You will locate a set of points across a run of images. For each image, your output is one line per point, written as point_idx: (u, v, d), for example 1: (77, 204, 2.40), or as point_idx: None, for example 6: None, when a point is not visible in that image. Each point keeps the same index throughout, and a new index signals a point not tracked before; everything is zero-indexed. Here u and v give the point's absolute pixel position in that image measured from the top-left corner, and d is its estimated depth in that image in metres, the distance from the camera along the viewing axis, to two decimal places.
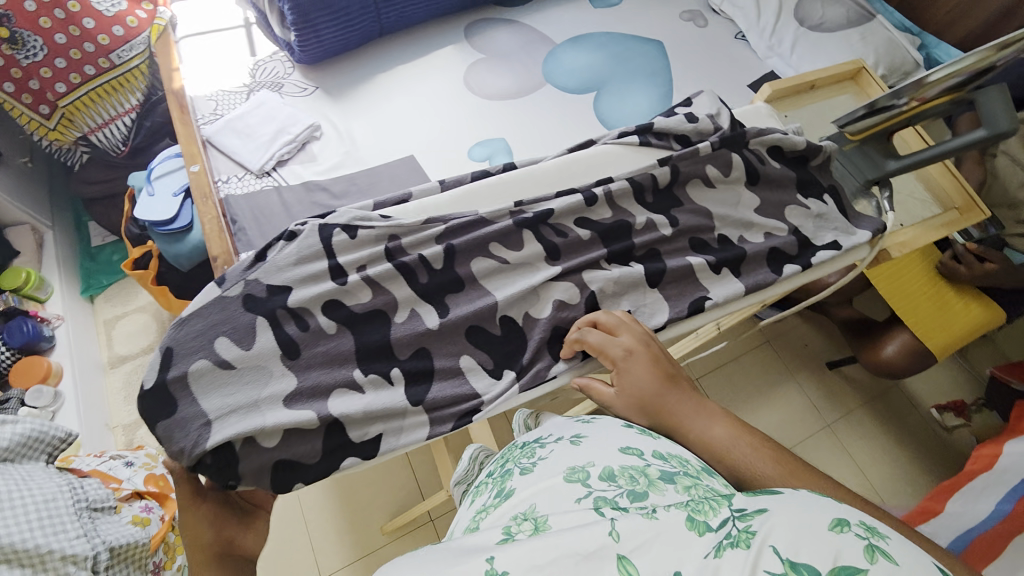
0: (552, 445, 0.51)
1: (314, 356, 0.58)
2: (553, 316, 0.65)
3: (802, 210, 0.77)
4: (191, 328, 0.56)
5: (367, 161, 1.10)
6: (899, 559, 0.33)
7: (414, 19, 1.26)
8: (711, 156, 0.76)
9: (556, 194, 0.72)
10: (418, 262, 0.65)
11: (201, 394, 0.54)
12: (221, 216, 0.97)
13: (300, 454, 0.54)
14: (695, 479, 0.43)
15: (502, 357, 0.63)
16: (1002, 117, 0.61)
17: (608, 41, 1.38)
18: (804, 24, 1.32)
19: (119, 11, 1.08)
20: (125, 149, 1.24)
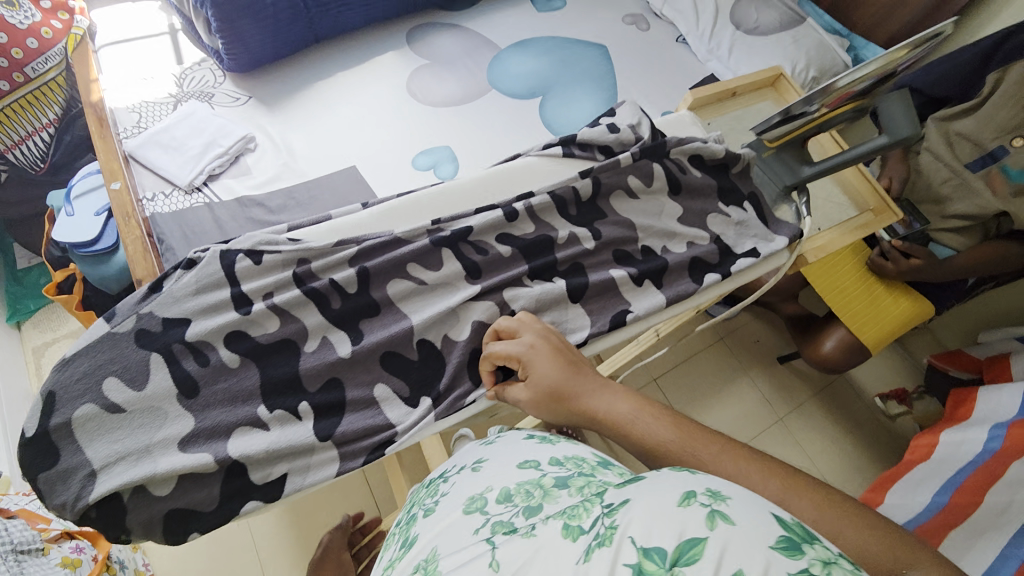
0: (456, 477, 0.56)
1: (215, 393, 0.56)
2: (471, 339, 0.64)
3: (722, 218, 0.78)
4: (75, 370, 0.54)
5: (306, 174, 1.07)
6: (737, 519, 0.36)
7: (350, 24, 1.23)
8: (632, 166, 0.77)
9: (476, 211, 0.70)
10: (330, 288, 0.63)
11: (87, 442, 0.52)
12: (146, 235, 0.92)
13: (196, 502, 0.53)
14: (587, 477, 0.50)
15: (419, 383, 0.63)
16: (905, 123, 0.62)
17: (553, 45, 1.37)
18: (740, 28, 1.36)
19: (33, 22, 1.00)
20: (44, 167, 1.15)
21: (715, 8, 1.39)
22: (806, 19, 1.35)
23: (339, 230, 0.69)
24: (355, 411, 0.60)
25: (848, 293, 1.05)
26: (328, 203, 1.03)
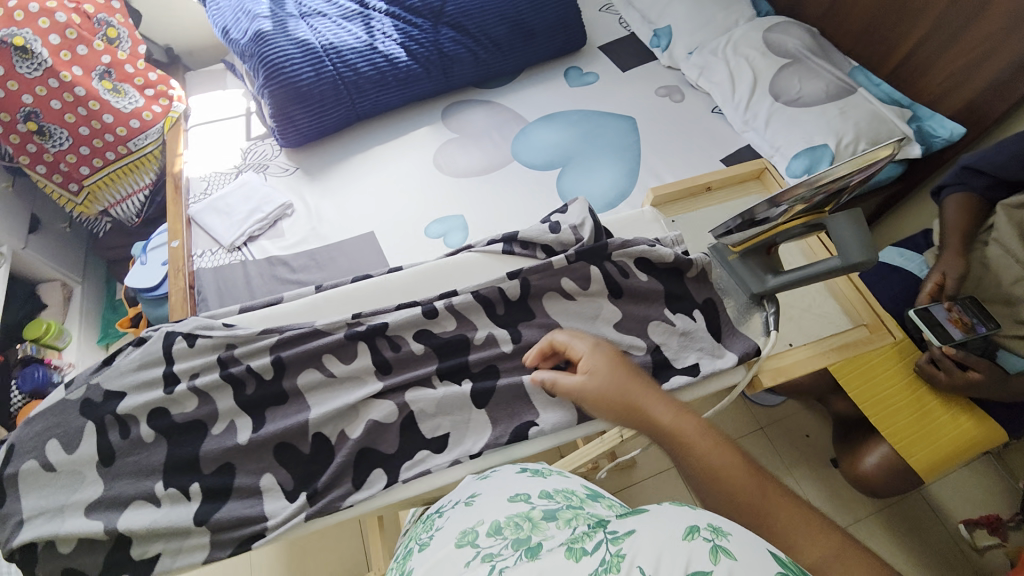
0: (450, 511, 0.56)
1: (125, 464, 0.64)
2: (362, 439, 0.67)
3: (667, 326, 0.77)
4: (32, 428, 0.65)
5: (328, 238, 1.18)
6: (737, 554, 0.41)
7: (389, 105, 1.35)
8: (566, 268, 0.78)
9: (395, 308, 0.75)
10: (246, 373, 0.69)
11: (25, 492, 0.62)
12: (188, 286, 1.07)
13: (84, 565, 0.60)
14: (577, 509, 0.52)
15: (301, 477, 0.65)
16: (855, 247, 0.59)
17: (580, 118, 1.39)
18: (779, 100, 1.27)
19: (136, 107, 1.28)
20: (138, 221, 1.41)
21: (754, 79, 1.32)
22: (858, 88, 1.24)
23: (280, 318, 0.78)
24: (236, 499, 0.64)
25: (891, 401, 0.90)
26: (346, 266, 1.12)
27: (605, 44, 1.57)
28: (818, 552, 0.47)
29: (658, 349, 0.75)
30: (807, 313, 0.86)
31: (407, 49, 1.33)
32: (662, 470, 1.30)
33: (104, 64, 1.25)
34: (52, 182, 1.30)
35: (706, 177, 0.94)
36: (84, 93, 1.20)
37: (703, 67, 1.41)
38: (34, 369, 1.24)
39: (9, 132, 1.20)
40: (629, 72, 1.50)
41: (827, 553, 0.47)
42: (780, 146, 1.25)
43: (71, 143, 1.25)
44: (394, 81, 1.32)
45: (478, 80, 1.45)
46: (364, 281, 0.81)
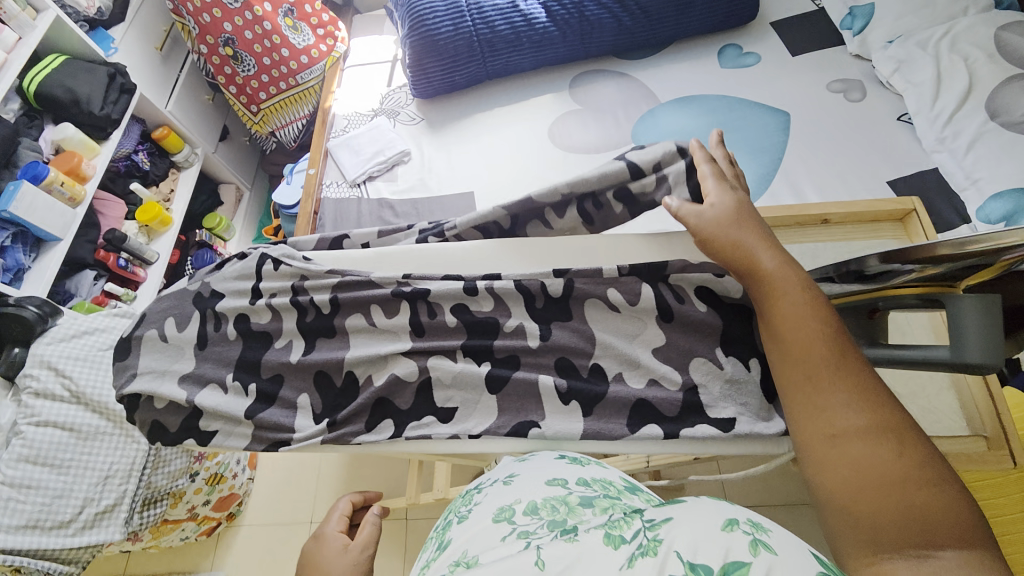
0: (488, 487, 0.56)
1: (213, 349, 0.80)
2: (381, 388, 0.74)
3: (712, 366, 0.72)
4: (162, 304, 0.84)
5: (433, 190, 1.25)
6: (778, 550, 0.36)
7: (519, 67, 1.35)
8: (616, 280, 0.76)
9: (442, 278, 0.80)
10: (309, 304, 0.80)
11: (144, 352, 0.81)
12: (312, 212, 1.24)
13: (168, 421, 0.77)
14: (612, 500, 0.48)
15: (331, 404, 0.75)
16: (972, 342, 0.50)
17: (721, 105, 1.22)
18: (996, 119, 0.98)
19: (307, 45, 1.49)
20: (293, 145, 1.68)
21: (970, 85, 1.01)
22: None
23: (348, 263, 0.87)
24: (277, 405, 0.76)
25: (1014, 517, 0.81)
26: (441, 218, 1.19)
27: (779, 21, 1.33)
28: (855, 422, 0.48)
29: (693, 389, 0.71)
30: (908, 399, 0.72)
31: (548, 10, 1.29)
32: None
33: (290, 4, 1.45)
34: (238, 101, 1.58)
35: (824, 208, 0.80)
36: (270, 28, 1.41)
37: (901, 61, 1.12)
38: (205, 252, 1.57)
39: (212, 54, 1.47)
40: (800, 57, 1.26)
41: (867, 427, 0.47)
42: (979, 177, 0.96)
43: (255, 71, 1.49)
44: (528, 43, 1.30)
45: (617, 50, 1.36)
46: (431, 245, 0.87)
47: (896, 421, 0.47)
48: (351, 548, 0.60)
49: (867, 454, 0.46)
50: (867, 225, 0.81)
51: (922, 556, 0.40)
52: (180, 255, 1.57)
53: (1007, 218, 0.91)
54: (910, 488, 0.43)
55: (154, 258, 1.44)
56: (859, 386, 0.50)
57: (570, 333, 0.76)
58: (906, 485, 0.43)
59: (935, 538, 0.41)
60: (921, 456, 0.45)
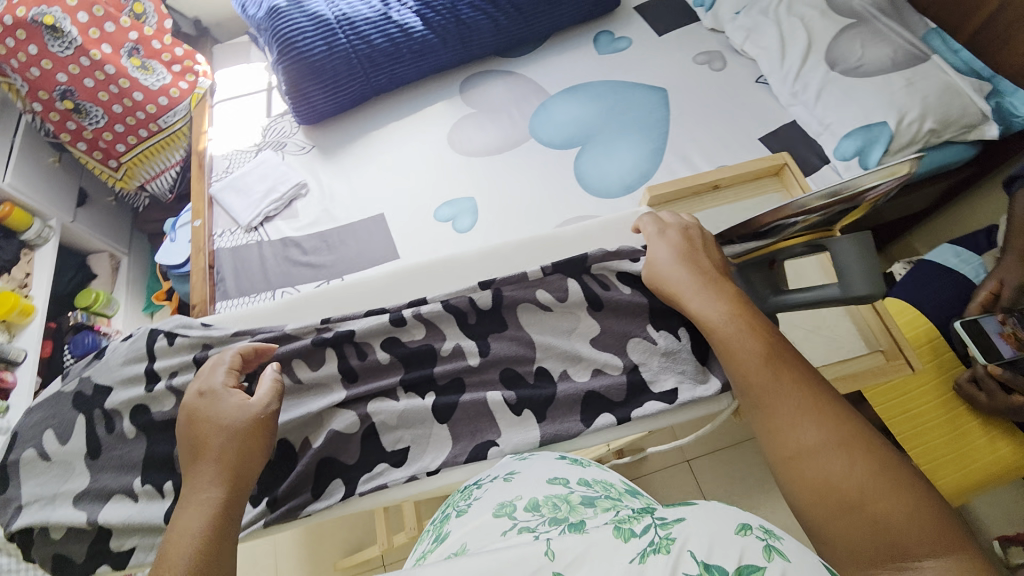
0: (488, 483, 0.54)
1: (112, 453, 0.69)
2: (322, 447, 0.71)
3: (648, 344, 0.75)
4: (34, 417, 0.71)
5: (339, 219, 1.18)
6: (793, 557, 0.36)
7: (406, 78, 1.31)
8: (541, 280, 0.78)
9: (364, 315, 0.78)
10: None
11: (24, 479, 0.68)
12: (207, 267, 1.11)
13: (70, 552, 0.66)
14: (615, 503, 0.47)
15: (267, 482, 0.71)
16: (855, 277, 0.59)
17: (606, 91, 1.28)
18: (836, 68, 1.11)
19: (163, 84, 1.33)
20: (173, 195, 1.48)
21: (808, 44, 1.15)
22: (933, 56, 1.07)
23: (257, 319, 0.83)
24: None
25: (926, 413, 0.87)
26: (354, 247, 1.13)
27: (641, 5, 1.42)
28: (817, 443, 0.50)
29: (634, 368, 0.75)
30: (814, 335, 0.80)
31: (423, 18, 1.28)
32: (671, 463, 1.26)
33: (132, 41, 1.30)
34: (92, 158, 1.38)
35: (715, 174, 0.86)
36: (114, 71, 1.26)
37: (750, 29, 1.24)
38: (85, 335, 1.35)
39: (49, 110, 1.28)
40: (667, 37, 1.35)
41: (826, 445, 0.49)
42: (830, 123, 1.09)
43: (106, 121, 1.31)
44: (409, 53, 1.27)
45: (499, 49, 1.37)
46: (353, 282, 0.87)
47: (855, 433, 0.50)
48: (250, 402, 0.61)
49: (832, 471, 0.48)
50: (753, 181, 0.88)
51: (900, 569, 0.42)
52: (54, 345, 1.34)
53: (859, 152, 1.04)
54: (875, 500, 0.45)
55: (22, 356, 1.22)
56: (813, 403, 0.53)
57: (508, 342, 0.77)
58: (872, 499, 0.45)
59: (909, 548, 0.42)
60: (881, 466, 0.47)
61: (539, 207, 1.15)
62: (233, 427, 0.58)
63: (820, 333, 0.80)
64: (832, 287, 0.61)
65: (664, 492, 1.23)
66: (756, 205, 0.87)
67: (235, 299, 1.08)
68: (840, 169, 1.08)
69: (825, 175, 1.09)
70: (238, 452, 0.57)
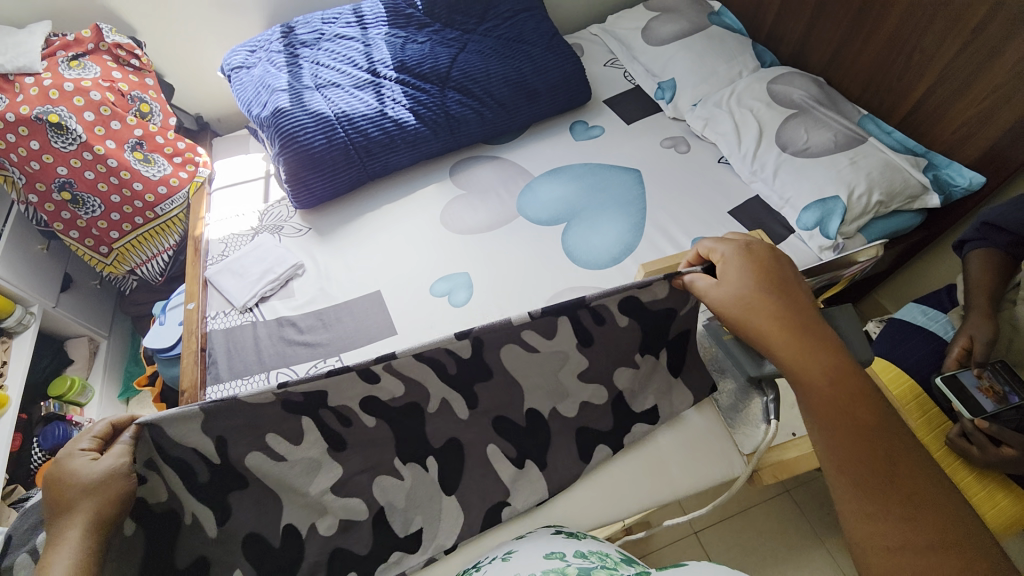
0: (485, 568, 0.54)
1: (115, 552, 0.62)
2: (335, 537, 0.72)
3: (631, 370, 0.81)
4: (25, 519, 0.66)
5: (337, 297, 1.20)
6: None
7: (399, 165, 1.40)
8: (529, 323, 0.71)
9: (326, 373, 0.66)
10: (195, 458, 0.66)
11: None
12: (200, 350, 1.10)
13: None
14: (611, 571, 0.47)
15: (270, 572, 0.70)
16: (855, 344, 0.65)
17: (584, 172, 1.40)
18: (787, 150, 1.25)
19: (164, 174, 1.39)
20: (162, 278, 1.50)
21: (760, 130, 1.30)
22: (869, 137, 1.22)
23: None
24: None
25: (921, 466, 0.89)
26: (351, 324, 1.14)
27: (610, 98, 1.60)
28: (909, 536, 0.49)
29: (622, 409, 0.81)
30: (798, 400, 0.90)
31: (415, 113, 1.40)
32: (679, 536, 1.21)
33: (137, 137, 1.37)
34: (83, 246, 1.40)
35: None
36: (117, 164, 1.31)
37: (707, 118, 1.40)
38: (55, 427, 1.27)
39: (45, 201, 1.31)
40: (635, 124, 1.51)
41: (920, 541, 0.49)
42: (790, 196, 1.22)
43: (103, 210, 1.35)
44: (403, 143, 1.37)
45: (485, 137, 1.49)
46: None
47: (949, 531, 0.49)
48: (101, 462, 0.60)
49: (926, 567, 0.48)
50: None
51: None
52: (23, 439, 1.27)
53: (819, 223, 1.16)
54: None
55: None
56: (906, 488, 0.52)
57: (513, 413, 0.79)
58: None
59: None
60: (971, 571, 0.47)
61: (528, 279, 1.20)
62: (85, 487, 0.58)
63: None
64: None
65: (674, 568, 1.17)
66: None
67: (227, 382, 1.06)
68: (804, 237, 1.19)
69: (792, 242, 1.21)
70: (96, 507, 0.58)
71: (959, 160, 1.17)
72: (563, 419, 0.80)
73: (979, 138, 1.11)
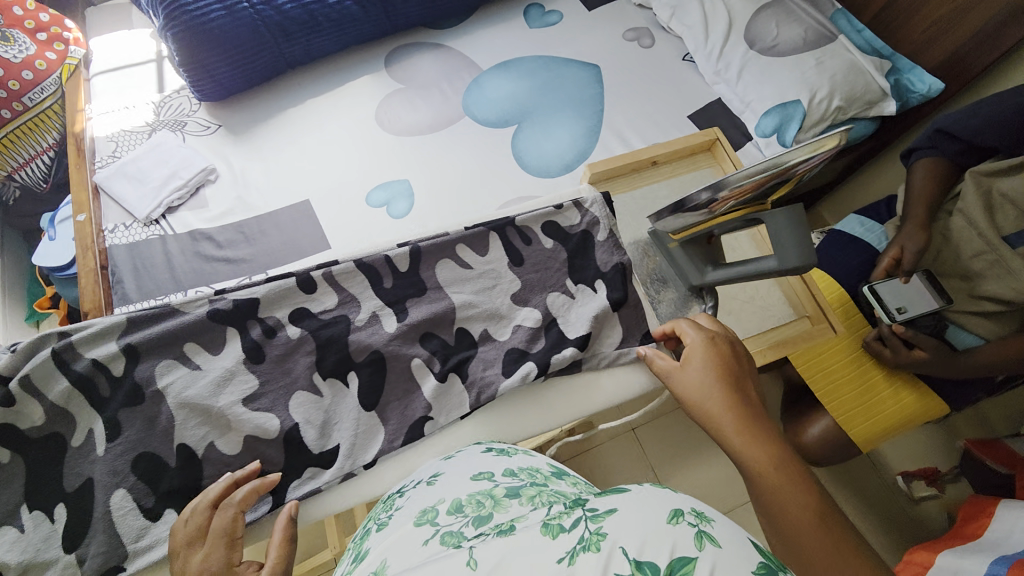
0: (411, 491, 0.52)
1: None
2: (241, 456, 0.67)
3: (565, 296, 0.79)
4: None
5: (259, 208, 1.07)
6: (722, 542, 0.35)
7: (323, 50, 1.21)
8: (462, 236, 0.79)
9: (267, 279, 0.73)
10: (93, 369, 0.66)
11: None
12: (99, 267, 0.96)
13: None
14: (541, 487, 0.46)
15: (169, 491, 0.64)
16: (791, 254, 0.60)
17: (537, 67, 1.25)
18: (754, 47, 1.16)
19: (28, 55, 1.10)
20: (48, 185, 1.28)
21: (729, 23, 1.18)
22: (839, 36, 1.14)
23: None
24: (101, 527, 0.62)
25: (845, 386, 0.96)
26: (279, 238, 1.03)
27: None
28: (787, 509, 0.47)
29: (553, 321, 0.77)
30: (749, 304, 0.85)
31: None
32: (617, 433, 1.31)
33: None
34: None
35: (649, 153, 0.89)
36: None
37: (674, 6, 1.25)
38: None
39: None
40: (597, 11, 1.34)
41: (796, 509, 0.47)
42: (751, 101, 1.14)
43: None
44: (326, 22, 1.15)
45: (426, 20, 1.29)
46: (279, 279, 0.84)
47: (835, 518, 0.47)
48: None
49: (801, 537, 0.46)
50: (687, 160, 0.91)
51: None
52: None
53: (777, 130, 1.10)
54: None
55: None
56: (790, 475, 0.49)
57: (439, 327, 0.75)
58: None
59: None
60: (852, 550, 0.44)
61: (472, 185, 1.11)
62: None
63: (760, 303, 0.85)
64: (770, 260, 0.63)
65: (609, 459, 1.28)
66: (693, 179, 0.90)
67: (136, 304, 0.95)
68: (760, 145, 1.14)
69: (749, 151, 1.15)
70: None
71: (923, 64, 1.13)
72: (493, 342, 0.76)
73: (948, 37, 1.06)
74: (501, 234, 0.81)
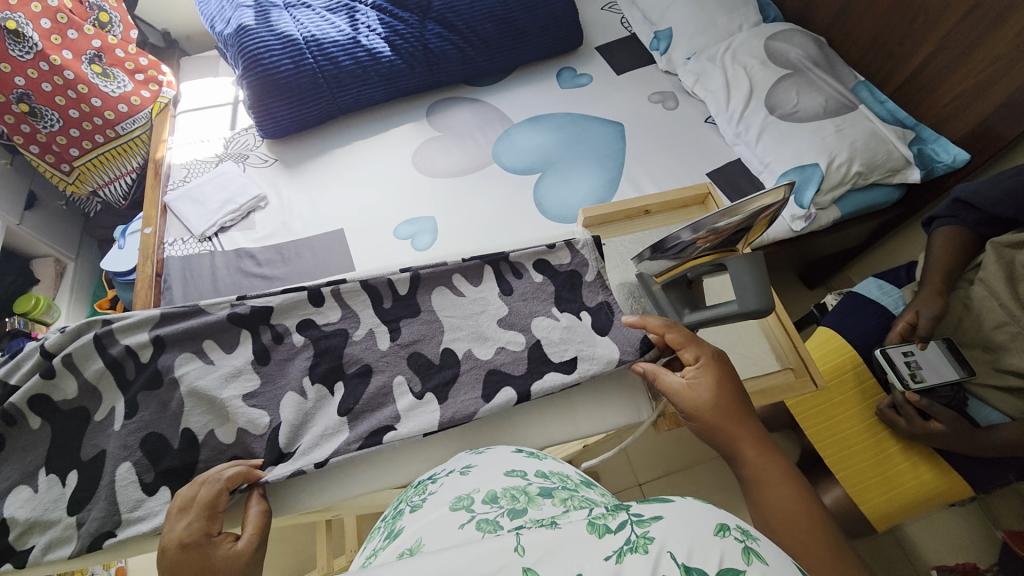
0: (444, 478, 0.51)
1: (14, 449, 0.71)
2: (235, 446, 0.71)
3: (552, 321, 0.82)
4: None
5: (298, 233, 1.18)
6: (770, 559, 0.33)
7: (372, 100, 1.35)
8: (461, 266, 0.84)
9: (282, 290, 0.79)
10: (124, 354, 0.74)
11: None
12: (155, 275, 1.08)
13: None
14: (573, 492, 0.45)
15: (166, 471, 0.69)
16: (753, 297, 0.66)
17: (565, 122, 1.34)
18: (774, 113, 1.20)
19: (124, 91, 1.31)
20: (126, 203, 1.47)
21: (750, 88, 1.24)
22: (859, 105, 1.17)
23: None
24: (103, 495, 0.67)
25: (857, 454, 0.92)
26: (311, 261, 1.13)
27: (602, 45, 1.51)
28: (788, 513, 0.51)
29: (538, 344, 0.79)
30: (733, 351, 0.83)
31: (391, 44, 1.31)
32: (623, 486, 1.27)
33: (94, 48, 1.27)
34: (44, 161, 1.34)
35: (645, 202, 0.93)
36: (73, 76, 1.22)
37: (699, 73, 1.33)
38: (19, 342, 1.29)
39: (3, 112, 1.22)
40: (625, 75, 1.44)
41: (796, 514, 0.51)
42: (769, 162, 1.17)
43: (62, 125, 1.27)
44: (377, 77, 1.31)
45: (467, 78, 1.42)
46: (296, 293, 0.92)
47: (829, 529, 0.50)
48: (241, 543, 0.58)
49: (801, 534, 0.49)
50: (683, 210, 0.94)
51: None
52: None
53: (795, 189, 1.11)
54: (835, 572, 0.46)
55: None
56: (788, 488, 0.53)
57: (426, 346, 0.79)
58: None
59: None
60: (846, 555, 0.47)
61: (490, 224, 1.18)
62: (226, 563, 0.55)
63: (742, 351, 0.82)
64: (732, 304, 0.68)
65: None
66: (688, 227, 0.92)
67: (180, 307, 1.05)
68: None
69: None
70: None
71: (946, 136, 1.14)
72: (476, 360, 0.78)
73: (973, 110, 1.07)
74: (495, 266, 0.85)
